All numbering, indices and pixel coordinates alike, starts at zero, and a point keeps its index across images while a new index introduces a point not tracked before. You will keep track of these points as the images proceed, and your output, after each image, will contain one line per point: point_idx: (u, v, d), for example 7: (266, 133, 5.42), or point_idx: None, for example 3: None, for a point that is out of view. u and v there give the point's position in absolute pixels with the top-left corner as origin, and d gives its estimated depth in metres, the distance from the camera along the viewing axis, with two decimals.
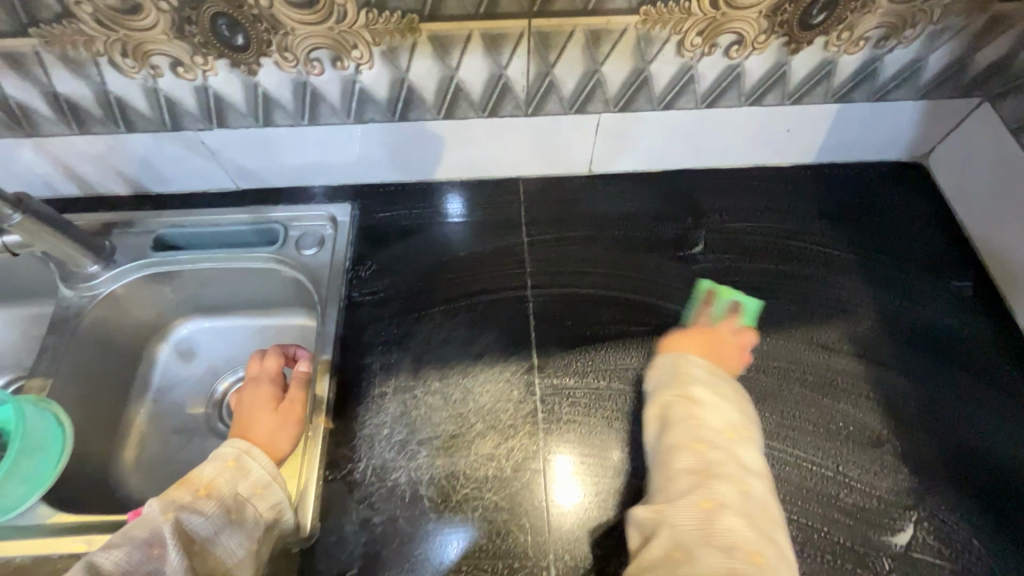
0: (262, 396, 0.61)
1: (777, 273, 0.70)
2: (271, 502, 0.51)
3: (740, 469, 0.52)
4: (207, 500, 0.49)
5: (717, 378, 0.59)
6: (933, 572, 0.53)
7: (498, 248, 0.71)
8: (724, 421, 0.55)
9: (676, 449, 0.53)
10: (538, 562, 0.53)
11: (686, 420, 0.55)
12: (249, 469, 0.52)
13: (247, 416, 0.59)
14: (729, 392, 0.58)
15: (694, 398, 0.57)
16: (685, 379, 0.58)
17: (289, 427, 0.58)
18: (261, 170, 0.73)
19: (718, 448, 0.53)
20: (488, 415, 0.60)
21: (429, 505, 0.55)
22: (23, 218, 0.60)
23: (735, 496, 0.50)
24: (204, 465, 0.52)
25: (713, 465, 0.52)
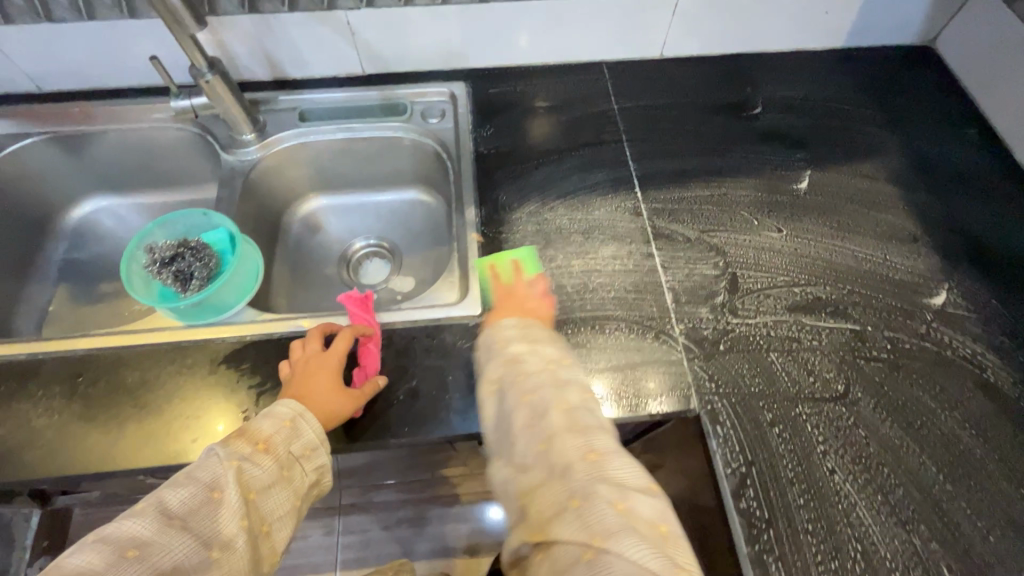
0: (330, 368, 0.59)
1: (824, 126, 0.85)
2: (315, 465, 0.54)
3: (561, 391, 0.51)
4: (264, 455, 0.50)
5: (533, 325, 0.60)
6: (962, 319, 0.69)
7: (594, 113, 0.86)
8: (539, 361, 0.55)
9: (508, 406, 0.51)
10: (664, 319, 0.68)
11: (512, 373, 0.54)
12: (303, 431, 0.54)
13: (308, 382, 0.59)
14: (542, 335, 0.58)
15: (515, 353, 0.56)
16: (502, 340, 0.58)
17: (344, 412, 0.58)
18: (389, 54, 0.86)
19: (541, 388, 0.51)
20: (607, 228, 0.74)
21: (572, 291, 0.69)
22: (216, 76, 0.73)
23: (569, 420, 0.48)
24: (262, 418, 0.53)
25: (536, 407, 0.50)
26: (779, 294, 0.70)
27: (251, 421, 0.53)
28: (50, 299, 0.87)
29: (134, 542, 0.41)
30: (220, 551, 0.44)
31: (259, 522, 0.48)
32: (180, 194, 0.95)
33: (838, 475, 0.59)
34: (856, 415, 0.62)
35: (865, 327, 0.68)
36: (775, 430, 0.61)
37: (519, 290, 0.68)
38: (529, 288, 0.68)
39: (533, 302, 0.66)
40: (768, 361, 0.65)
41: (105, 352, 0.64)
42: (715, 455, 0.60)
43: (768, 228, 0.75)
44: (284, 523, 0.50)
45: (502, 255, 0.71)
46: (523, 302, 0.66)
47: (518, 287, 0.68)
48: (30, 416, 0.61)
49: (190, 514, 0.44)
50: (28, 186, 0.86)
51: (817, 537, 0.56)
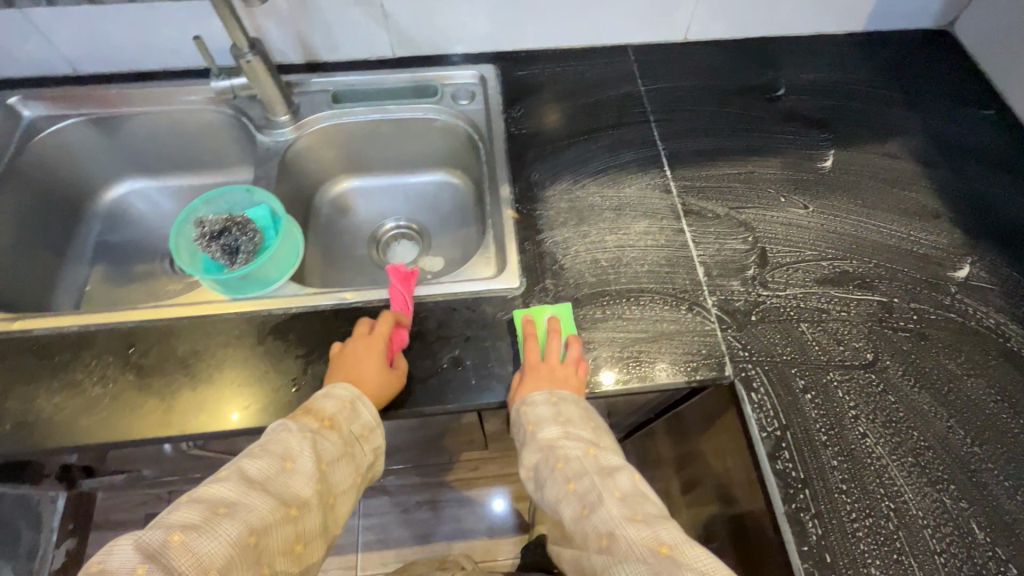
0: (378, 349, 0.61)
1: (845, 107, 0.87)
2: (374, 445, 0.57)
3: (608, 480, 0.53)
4: (329, 431, 0.54)
5: (562, 404, 0.59)
6: (986, 291, 0.71)
7: (621, 95, 0.87)
8: (574, 440, 0.57)
9: (557, 497, 0.54)
10: (696, 291, 0.70)
11: (549, 461, 0.56)
12: (361, 413, 0.57)
13: (355, 361, 0.60)
14: (575, 415, 0.59)
15: (546, 438, 0.57)
16: (535, 424, 0.58)
17: (388, 392, 0.60)
18: (419, 36, 0.87)
19: (583, 476, 0.53)
20: (638, 205, 0.76)
21: (607, 265, 0.71)
22: (254, 58, 0.74)
23: (627, 511, 0.50)
24: (325, 398, 0.56)
25: (587, 500, 0.52)
26: (808, 268, 0.72)
27: (314, 400, 0.56)
28: (86, 279, 0.88)
29: (223, 501, 0.46)
30: (298, 509, 0.48)
31: (328, 492, 0.52)
32: (213, 177, 0.97)
33: (870, 438, 0.61)
34: (885, 382, 0.64)
35: (892, 298, 0.70)
36: (808, 396, 0.63)
37: (550, 359, 0.62)
38: (561, 356, 0.62)
39: (565, 369, 0.61)
40: (799, 331, 0.67)
41: (155, 324, 0.66)
42: (750, 419, 0.62)
43: (795, 205, 0.77)
44: (346, 498, 0.54)
45: (540, 311, 0.67)
46: (552, 371, 0.61)
47: (550, 355, 0.62)
48: (85, 384, 0.63)
49: (270, 478, 0.49)
50: (65, 167, 0.88)
51: (851, 495, 0.58)
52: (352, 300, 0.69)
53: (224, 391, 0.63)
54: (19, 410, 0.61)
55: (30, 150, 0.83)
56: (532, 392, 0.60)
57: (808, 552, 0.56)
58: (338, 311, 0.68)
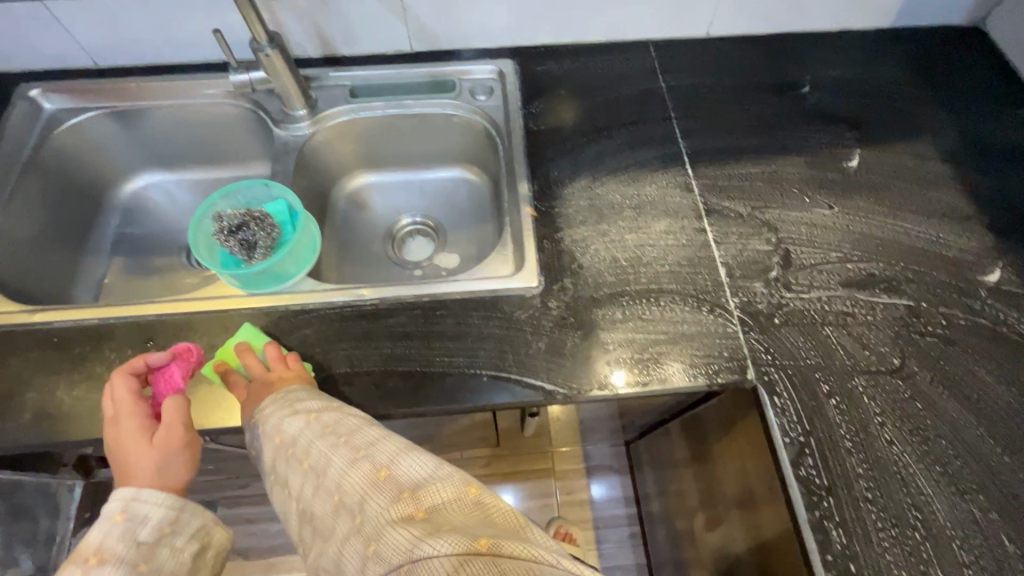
0: (134, 430, 0.55)
1: (872, 104, 0.85)
2: (186, 535, 0.51)
3: (333, 437, 0.50)
4: (106, 565, 0.46)
5: (288, 397, 0.55)
6: (1018, 297, 0.69)
7: (641, 90, 0.86)
8: (301, 412, 0.54)
9: (300, 483, 0.49)
10: (718, 291, 0.68)
11: (281, 446, 0.52)
12: (143, 515, 0.50)
13: (121, 457, 0.54)
14: (304, 396, 0.55)
15: (280, 426, 0.53)
16: (263, 422, 0.54)
17: (176, 457, 0.54)
18: (439, 31, 0.86)
19: (309, 448, 0.50)
20: (658, 203, 0.75)
21: (627, 264, 0.70)
22: (274, 51, 0.74)
23: (347, 459, 0.47)
24: (89, 530, 0.48)
25: (319, 467, 0.48)
26: (832, 270, 0.70)
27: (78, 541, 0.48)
28: (105, 271, 0.88)
29: None
30: None
31: None
32: (229, 170, 0.97)
33: (896, 446, 0.60)
34: (913, 388, 0.63)
35: (920, 303, 0.68)
36: (832, 402, 0.62)
37: (257, 375, 0.59)
38: (263, 367, 0.60)
39: (276, 373, 0.59)
40: (823, 335, 0.66)
41: (176, 318, 0.66)
42: (772, 423, 0.61)
43: (819, 205, 0.75)
44: None
45: (225, 348, 0.63)
46: (264, 384, 0.58)
47: (255, 373, 0.60)
48: (104, 377, 0.63)
49: None
50: (84, 160, 0.88)
51: (877, 505, 0.57)
52: (369, 296, 0.68)
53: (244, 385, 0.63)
54: (40, 401, 0.62)
55: (51, 142, 0.83)
56: (254, 412, 0.56)
57: (831, 561, 0.54)
58: (354, 307, 0.67)
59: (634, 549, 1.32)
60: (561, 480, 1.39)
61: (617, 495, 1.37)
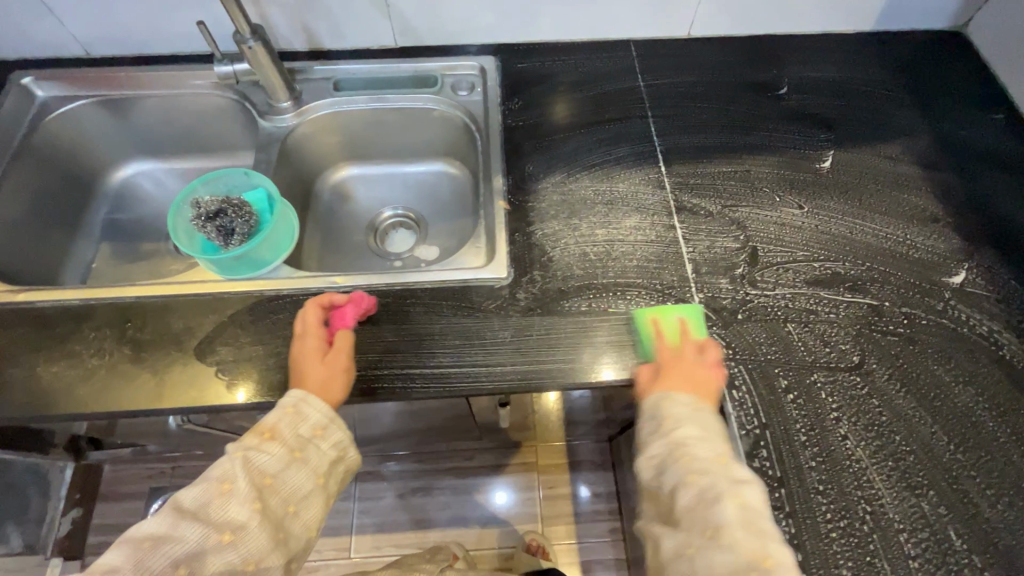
0: (313, 348, 0.62)
1: (850, 107, 0.86)
2: (333, 442, 0.57)
3: (735, 487, 0.51)
4: (271, 442, 0.54)
5: (702, 411, 0.58)
6: (982, 298, 0.70)
7: (622, 89, 0.87)
8: (705, 442, 0.55)
9: (675, 483, 0.53)
10: (683, 287, 0.70)
11: (676, 455, 0.54)
12: (306, 413, 0.56)
13: (296, 367, 0.62)
14: (711, 424, 0.57)
15: (680, 438, 0.55)
16: (673, 421, 0.57)
17: (339, 376, 0.61)
18: (422, 27, 0.88)
19: (710, 475, 0.52)
20: (630, 199, 0.76)
21: (596, 258, 0.71)
22: (257, 43, 0.76)
23: (742, 519, 0.49)
24: (268, 411, 0.56)
25: (705, 492, 0.51)
26: (798, 268, 0.71)
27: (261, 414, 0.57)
28: (94, 255, 0.91)
29: (150, 536, 0.48)
30: (232, 534, 0.49)
31: (285, 502, 0.53)
32: (219, 159, 0.99)
33: (850, 440, 0.61)
34: (870, 384, 0.64)
35: (883, 302, 0.69)
36: (790, 396, 0.63)
37: (683, 357, 0.63)
38: (691, 354, 0.63)
39: (704, 370, 0.62)
40: (786, 331, 0.67)
41: (153, 300, 0.68)
42: (730, 417, 0.62)
43: (790, 204, 0.76)
44: (310, 501, 0.54)
45: (666, 310, 0.67)
46: (693, 367, 0.62)
47: (682, 355, 0.63)
48: (82, 354, 0.65)
49: (202, 507, 0.50)
50: (75, 146, 0.90)
51: (828, 497, 0.58)
52: (342, 284, 0.70)
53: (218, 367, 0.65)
54: (18, 378, 0.63)
55: (43, 129, 0.85)
56: (660, 393, 0.60)
57: None
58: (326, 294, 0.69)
59: (614, 544, 1.33)
60: (545, 474, 1.40)
61: (600, 491, 1.38)
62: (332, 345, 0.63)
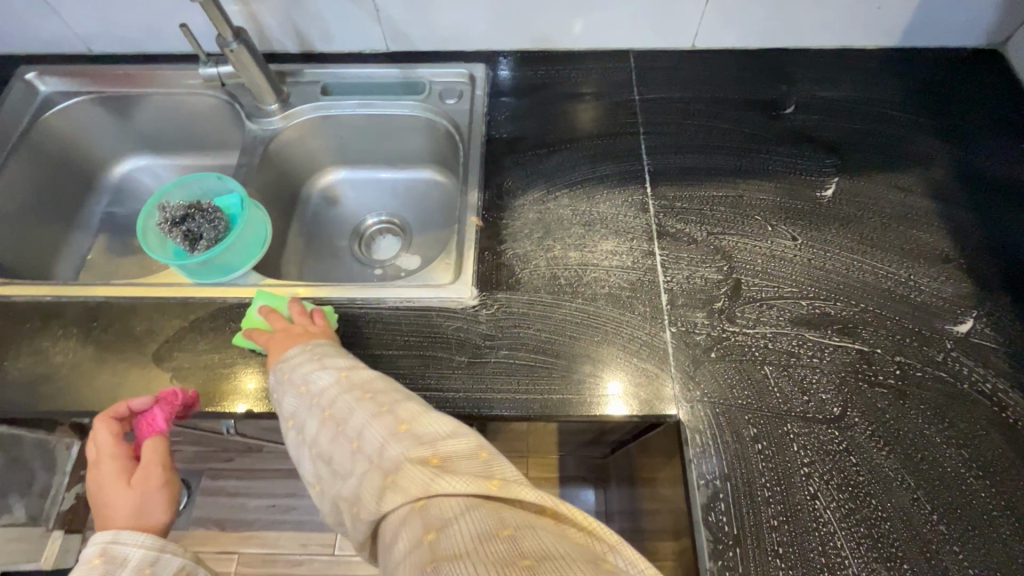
0: (117, 474, 0.56)
1: (862, 130, 0.79)
2: (171, 570, 0.51)
3: (359, 390, 0.50)
4: None
5: (313, 346, 0.57)
6: (988, 351, 0.63)
7: (613, 103, 0.83)
8: (331, 365, 0.54)
9: (319, 433, 0.49)
10: (655, 318, 0.66)
11: (311, 398, 0.51)
12: (123, 555, 0.51)
13: (100, 498, 0.56)
14: (330, 351, 0.56)
15: (308, 378, 0.53)
16: (296, 368, 0.55)
17: (154, 493, 0.56)
18: (413, 32, 0.86)
19: (339, 401, 0.50)
20: (609, 221, 0.72)
21: (565, 282, 0.68)
22: (240, 46, 0.76)
23: (371, 412, 0.47)
24: (71, 572, 0.49)
25: (340, 417, 0.48)
26: (783, 306, 0.66)
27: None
28: (89, 248, 0.93)
29: None
30: None
31: None
32: (214, 157, 1.00)
33: (820, 500, 0.56)
34: (850, 441, 0.59)
35: (874, 348, 0.64)
36: (758, 447, 0.59)
37: (279, 326, 0.62)
38: (290, 318, 0.62)
39: (300, 327, 0.61)
40: (761, 375, 0.62)
41: (120, 301, 0.69)
42: (690, 466, 0.58)
43: (782, 235, 0.71)
44: None
45: (251, 311, 0.66)
46: (289, 332, 0.60)
47: (276, 325, 0.62)
48: (47, 353, 0.66)
49: None
50: (73, 143, 0.93)
51: (787, 561, 0.54)
52: (304, 296, 0.69)
53: (173, 373, 0.65)
54: None
55: (41, 126, 0.88)
56: (278, 355, 0.58)
57: None
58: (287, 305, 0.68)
59: None
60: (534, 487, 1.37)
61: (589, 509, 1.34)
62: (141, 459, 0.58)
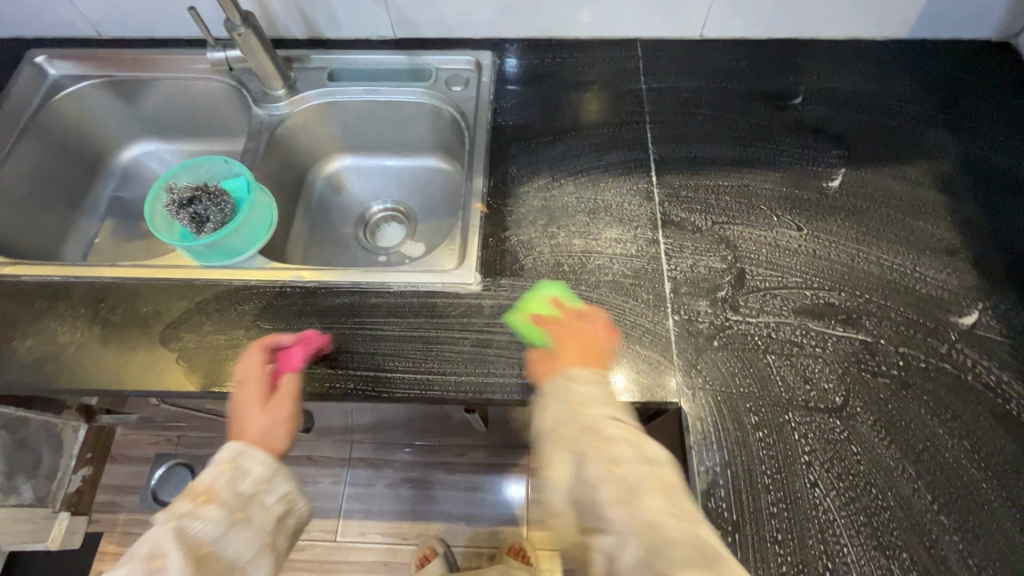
0: (256, 396, 0.59)
1: (870, 122, 0.78)
2: (280, 495, 0.53)
3: (652, 468, 0.47)
4: (207, 506, 0.49)
5: (603, 381, 0.55)
6: (993, 343, 0.63)
7: (620, 92, 0.83)
8: (615, 416, 0.51)
9: (595, 480, 0.47)
10: (658, 306, 0.66)
11: (593, 441, 0.49)
12: (247, 468, 0.53)
13: (237, 416, 0.58)
14: (610, 395, 0.54)
15: (594, 419, 0.51)
16: (582, 400, 0.53)
17: (282, 424, 0.57)
18: (419, 19, 0.86)
19: (630, 463, 0.47)
20: (614, 209, 0.72)
21: (569, 269, 0.68)
22: (248, 30, 0.76)
23: (669, 506, 0.45)
24: (202, 471, 0.52)
25: (630, 484, 0.46)
26: (787, 295, 0.66)
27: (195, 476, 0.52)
28: (96, 232, 0.94)
29: None
30: None
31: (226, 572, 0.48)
32: (220, 142, 1.00)
33: (819, 489, 0.56)
34: (851, 430, 0.59)
35: (878, 339, 0.63)
36: (759, 435, 0.59)
37: (584, 328, 0.61)
38: (588, 324, 0.62)
39: (591, 337, 0.60)
40: (763, 364, 0.62)
41: (127, 281, 0.70)
42: (690, 453, 0.58)
43: (788, 225, 0.71)
44: (255, 565, 0.50)
45: (519, 296, 0.67)
46: (583, 334, 0.61)
47: (583, 326, 0.62)
48: (56, 333, 0.67)
49: None
50: (80, 127, 0.93)
51: (786, 548, 0.54)
52: (309, 279, 0.69)
53: (178, 355, 0.65)
54: None
55: (50, 108, 0.88)
56: (568, 363, 0.57)
57: None
58: (292, 288, 0.69)
59: None
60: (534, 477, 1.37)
61: None
62: (277, 390, 0.60)
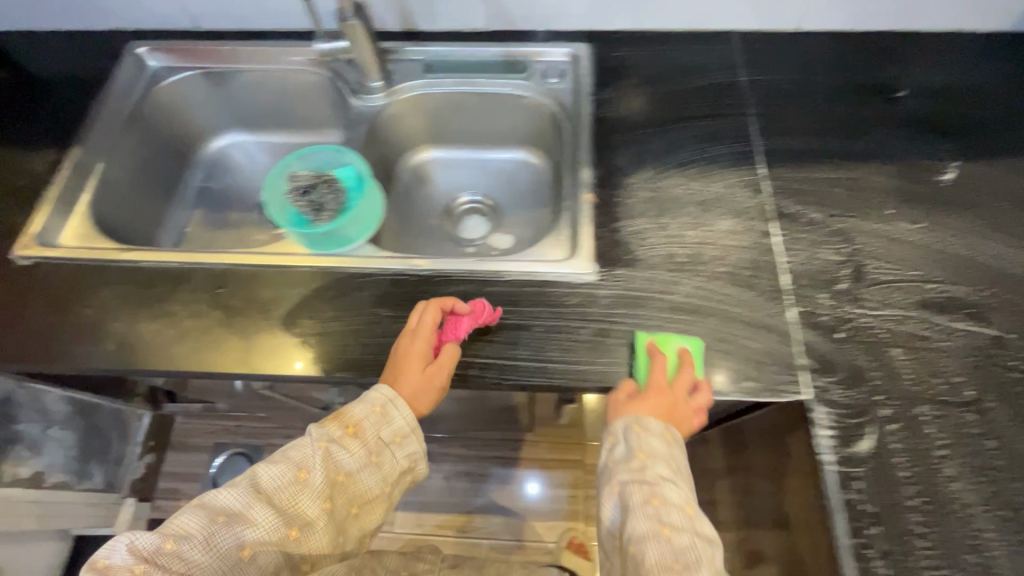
0: (418, 353, 0.61)
1: (979, 115, 0.77)
2: (407, 453, 0.60)
3: (706, 546, 0.52)
4: (353, 439, 0.57)
5: (675, 449, 0.58)
6: None
7: (718, 84, 0.82)
8: (676, 486, 0.56)
9: (642, 531, 0.53)
10: (779, 298, 0.65)
11: (645, 496, 0.55)
12: (391, 417, 0.59)
13: (397, 362, 0.62)
14: (680, 466, 0.58)
15: (659, 481, 0.56)
16: (648, 456, 0.57)
17: (433, 391, 0.61)
18: (516, 10, 0.87)
19: (678, 527, 0.53)
20: (724, 201, 0.72)
21: (684, 260, 0.68)
22: (356, 21, 0.77)
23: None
24: (358, 403, 0.59)
25: (678, 547, 0.51)
26: (910, 288, 0.65)
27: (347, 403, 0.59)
28: (187, 221, 0.95)
29: (224, 509, 0.52)
30: (298, 531, 0.53)
31: (348, 505, 0.57)
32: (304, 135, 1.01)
33: (958, 482, 0.56)
34: (987, 424, 0.58)
35: (1008, 334, 0.63)
36: (892, 428, 0.58)
37: (674, 390, 0.59)
38: (685, 391, 0.59)
39: (683, 410, 0.59)
40: (891, 356, 0.62)
41: (243, 268, 0.71)
42: (823, 444, 0.58)
43: (903, 218, 0.70)
44: (372, 505, 0.58)
45: (667, 340, 0.62)
46: (678, 402, 0.59)
47: (675, 386, 0.60)
48: (178, 316, 0.68)
49: (276, 492, 0.53)
50: (175, 118, 0.95)
51: (928, 540, 0.54)
52: (423, 267, 0.70)
53: (300, 341, 0.66)
54: (117, 331, 0.68)
55: (150, 99, 0.90)
56: (641, 414, 0.58)
57: None
58: (407, 276, 0.69)
59: None
60: (591, 474, 1.36)
61: None
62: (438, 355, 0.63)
